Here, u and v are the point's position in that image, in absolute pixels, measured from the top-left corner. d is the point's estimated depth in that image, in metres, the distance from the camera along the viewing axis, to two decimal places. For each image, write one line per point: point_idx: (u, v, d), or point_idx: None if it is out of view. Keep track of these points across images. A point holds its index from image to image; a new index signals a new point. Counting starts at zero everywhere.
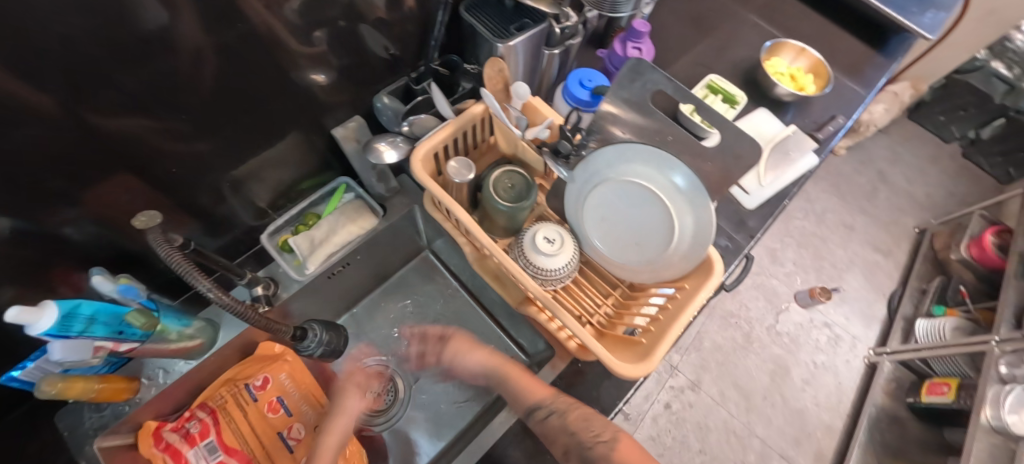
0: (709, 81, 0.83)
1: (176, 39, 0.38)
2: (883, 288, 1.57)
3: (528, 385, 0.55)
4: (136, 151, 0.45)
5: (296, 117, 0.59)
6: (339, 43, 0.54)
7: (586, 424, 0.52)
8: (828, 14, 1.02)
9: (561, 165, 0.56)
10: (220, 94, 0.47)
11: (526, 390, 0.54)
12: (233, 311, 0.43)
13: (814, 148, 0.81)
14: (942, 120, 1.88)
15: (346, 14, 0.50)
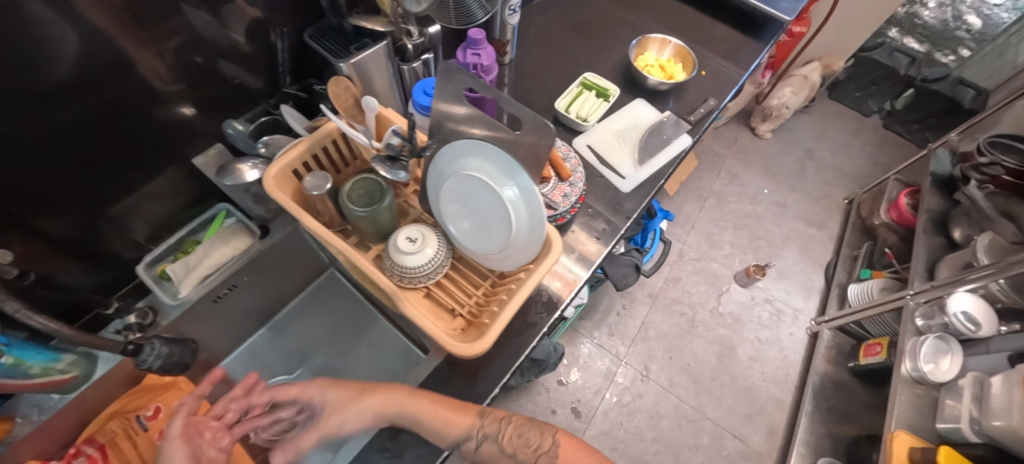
0: (583, 78, 0.88)
1: (49, 102, 0.45)
2: (819, 259, 1.63)
3: (451, 416, 0.54)
4: (16, 212, 0.50)
5: (168, 154, 0.63)
6: (199, 77, 0.59)
7: (524, 439, 0.56)
8: (703, 9, 1.10)
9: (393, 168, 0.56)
10: (94, 155, 0.53)
11: (452, 422, 0.54)
12: (52, 332, 0.45)
13: (686, 130, 0.87)
14: (859, 95, 1.99)
15: (197, 51, 0.56)
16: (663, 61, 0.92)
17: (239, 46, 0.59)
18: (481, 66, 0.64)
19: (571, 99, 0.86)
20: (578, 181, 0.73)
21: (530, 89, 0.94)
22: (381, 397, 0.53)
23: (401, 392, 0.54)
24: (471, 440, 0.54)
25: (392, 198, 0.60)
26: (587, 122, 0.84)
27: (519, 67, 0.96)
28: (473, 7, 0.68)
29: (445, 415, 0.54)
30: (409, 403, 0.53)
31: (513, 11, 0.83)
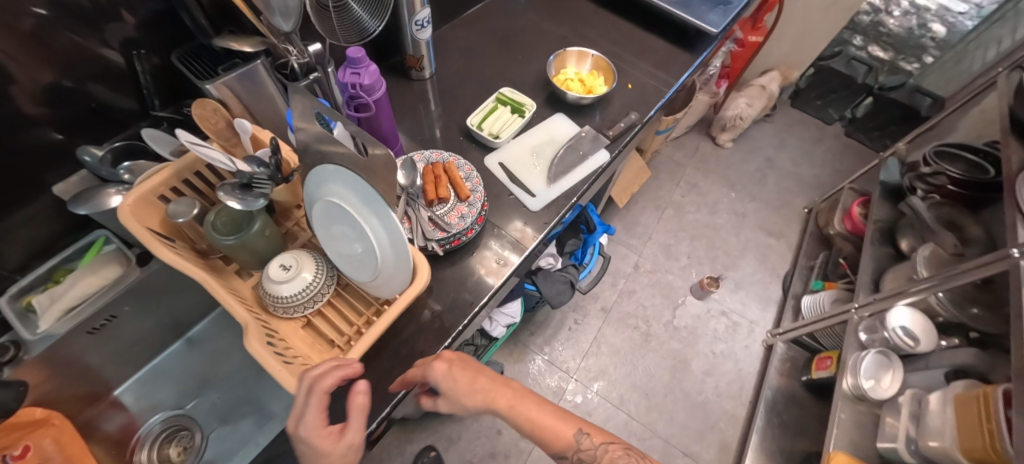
0: (499, 93, 0.86)
1: None
2: (777, 269, 1.61)
3: (556, 423, 0.60)
4: None
5: (44, 185, 0.58)
6: (78, 113, 0.57)
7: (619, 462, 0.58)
8: (636, 21, 1.10)
9: (244, 197, 0.50)
10: None
11: (554, 434, 0.59)
12: None
13: (605, 146, 0.85)
14: (820, 104, 1.99)
15: (62, 74, 0.53)
16: (583, 75, 0.90)
17: (118, 70, 0.58)
18: (362, 86, 0.62)
19: (484, 114, 0.84)
20: (477, 201, 0.71)
21: (450, 104, 0.92)
22: (498, 393, 0.58)
23: (514, 394, 0.59)
24: (569, 453, 0.58)
25: (262, 224, 0.58)
26: (499, 138, 0.82)
27: (442, 82, 0.95)
28: (362, 18, 0.67)
29: (548, 423, 0.60)
30: (522, 410, 0.59)
31: (422, 26, 0.82)
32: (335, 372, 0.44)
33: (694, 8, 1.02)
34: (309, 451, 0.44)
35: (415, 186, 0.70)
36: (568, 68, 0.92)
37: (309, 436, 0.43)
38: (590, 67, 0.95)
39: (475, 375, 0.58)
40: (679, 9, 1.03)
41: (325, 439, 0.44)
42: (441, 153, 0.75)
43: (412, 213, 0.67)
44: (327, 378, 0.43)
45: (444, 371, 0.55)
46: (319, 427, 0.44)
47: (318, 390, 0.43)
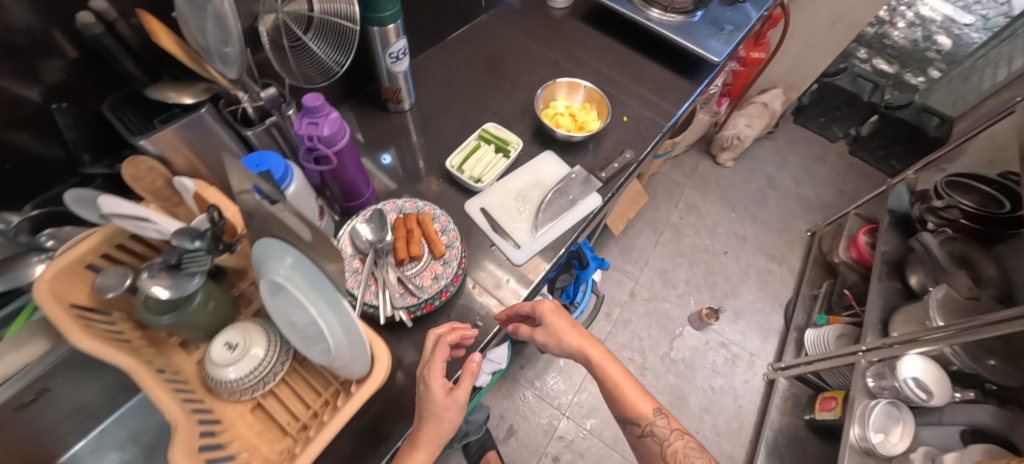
0: (483, 130, 0.79)
1: None
2: (779, 297, 1.55)
3: (638, 396, 0.59)
4: None
5: None
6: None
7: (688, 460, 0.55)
8: (633, 45, 1.03)
9: (171, 282, 0.44)
10: None
11: (631, 402, 0.59)
12: None
13: (597, 189, 0.78)
14: (823, 121, 1.94)
15: None
16: (574, 111, 0.83)
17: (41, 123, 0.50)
18: (320, 137, 0.55)
19: (466, 154, 0.77)
20: (453, 259, 0.64)
21: (430, 138, 0.85)
22: (593, 344, 0.60)
23: (609, 353, 0.59)
24: (639, 424, 0.58)
25: (203, 296, 0.52)
26: (480, 182, 0.75)
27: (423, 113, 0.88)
28: (322, 56, 0.60)
29: (630, 392, 0.59)
30: (612, 368, 0.59)
31: (399, 58, 0.74)
32: (454, 331, 0.57)
33: (695, 33, 0.95)
34: (427, 394, 0.51)
35: (385, 241, 0.63)
36: (558, 101, 0.85)
37: (428, 377, 0.51)
38: (582, 100, 0.88)
39: (576, 324, 0.63)
40: (679, 35, 0.95)
41: (438, 388, 0.51)
42: (416, 202, 0.68)
43: (378, 274, 0.61)
44: (450, 336, 0.55)
45: (554, 312, 0.62)
46: (439, 377, 0.51)
47: (446, 343, 0.55)
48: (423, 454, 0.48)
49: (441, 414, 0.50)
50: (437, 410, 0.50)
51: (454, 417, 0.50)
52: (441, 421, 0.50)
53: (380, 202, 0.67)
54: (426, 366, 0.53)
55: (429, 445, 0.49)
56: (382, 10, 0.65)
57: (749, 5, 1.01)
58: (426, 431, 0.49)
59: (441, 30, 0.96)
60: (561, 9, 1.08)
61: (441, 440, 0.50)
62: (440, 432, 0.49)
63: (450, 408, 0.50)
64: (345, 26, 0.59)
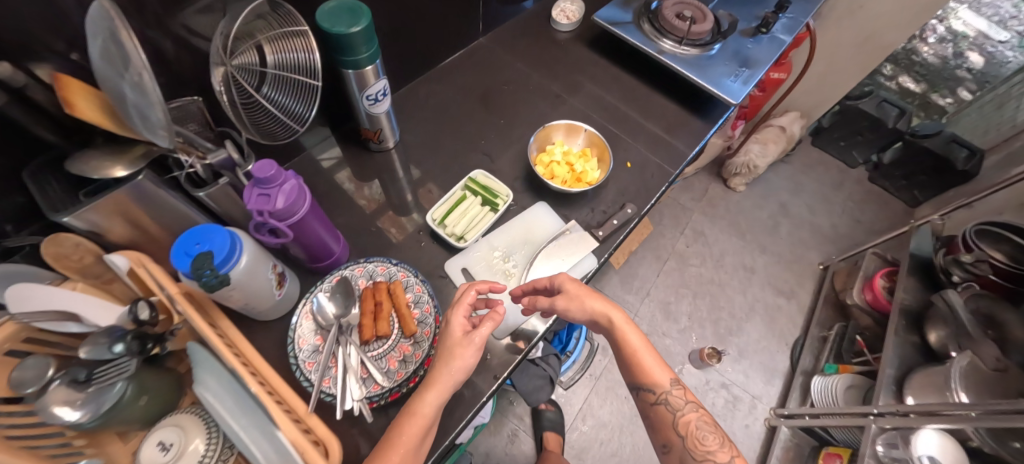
0: (469, 179, 0.72)
1: None
2: (785, 336, 1.47)
3: (654, 365, 0.60)
4: None
5: None
6: None
7: (700, 436, 0.57)
8: (642, 77, 0.94)
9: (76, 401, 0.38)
10: None
11: (646, 369, 0.60)
12: None
13: (591, 250, 0.70)
14: (843, 145, 1.84)
15: None
16: (572, 159, 0.75)
17: None
18: (273, 211, 0.48)
19: (448, 207, 0.70)
20: (425, 338, 0.57)
21: (414, 181, 0.78)
22: (616, 310, 0.59)
23: (630, 322, 0.59)
24: (653, 392, 0.59)
25: (135, 390, 0.45)
26: (463, 241, 0.67)
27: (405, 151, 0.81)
28: (281, 113, 0.51)
29: (647, 361, 0.60)
30: (632, 337, 0.59)
31: (378, 100, 0.67)
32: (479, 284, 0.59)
33: (711, 69, 0.86)
34: (448, 335, 0.53)
35: (351, 316, 0.57)
36: (555, 147, 0.77)
37: (452, 316, 0.53)
38: (583, 145, 0.80)
39: (597, 291, 0.61)
40: (693, 70, 0.87)
41: (458, 328, 0.53)
42: (389, 267, 0.61)
43: (339, 355, 0.54)
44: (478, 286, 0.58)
45: (571, 282, 0.61)
46: (461, 320, 0.54)
47: (471, 290, 0.57)
48: (436, 392, 0.48)
49: (457, 350, 0.50)
50: (453, 349, 0.51)
51: (468, 355, 0.50)
52: (456, 360, 0.50)
53: (349, 265, 0.60)
54: (450, 308, 0.56)
55: (441, 385, 0.48)
56: (358, 52, 0.58)
57: (771, 37, 0.93)
58: (440, 370, 0.49)
59: (433, 57, 0.89)
60: (566, 32, 1.00)
61: (453, 382, 0.49)
62: (453, 372, 0.49)
63: (465, 347, 0.50)
64: (302, 78, 0.51)
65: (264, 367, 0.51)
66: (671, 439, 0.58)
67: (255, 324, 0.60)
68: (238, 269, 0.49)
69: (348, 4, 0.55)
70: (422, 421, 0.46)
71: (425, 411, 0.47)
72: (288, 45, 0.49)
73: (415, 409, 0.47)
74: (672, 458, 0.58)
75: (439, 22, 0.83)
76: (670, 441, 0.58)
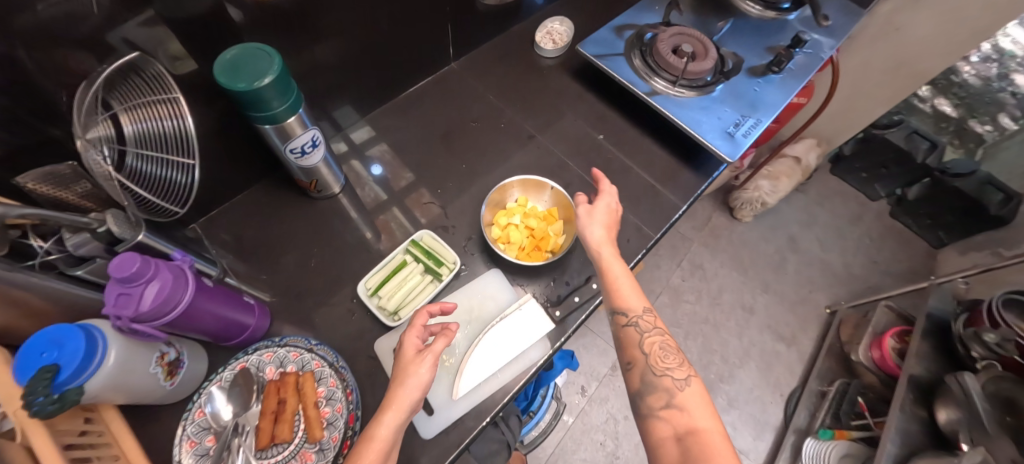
0: (412, 242, 0.63)
1: None
2: (780, 386, 1.38)
3: (629, 287, 0.57)
4: None
5: None
6: None
7: (662, 356, 0.53)
8: (630, 117, 0.84)
9: None
10: None
11: (619, 291, 0.56)
12: None
13: (547, 332, 0.62)
14: (864, 177, 1.69)
15: None
16: (532, 223, 0.67)
17: None
18: (135, 315, 0.40)
19: (385, 274, 0.61)
20: (331, 445, 0.49)
21: (359, 236, 0.71)
22: (609, 245, 0.59)
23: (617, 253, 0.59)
24: (624, 314, 0.56)
25: None
26: (396, 317, 0.59)
27: (379, 181, 0.76)
28: (149, 192, 0.40)
29: (623, 284, 0.57)
30: (611, 256, 0.58)
31: (306, 152, 0.58)
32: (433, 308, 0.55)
33: (708, 116, 0.75)
34: (401, 359, 0.51)
35: (249, 415, 0.49)
36: (516, 205, 0.69)
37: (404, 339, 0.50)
38: (547, 204, 0.72)
39: (613, 226, 0.62)
40: (688, 116, 0.75)
41: (410, 347, 0.51)
42: (303, 354, 0.53)
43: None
44: (431, 307, 0.56)
45: (610, 207, 0.63)
46: (413, 340, 0.52)
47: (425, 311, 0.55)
48: (393, 412, 0.46)
49: (410, 368, 0.49)
50: (406, 368, 0.49)
51: (422, 372, 0.49)
52: (409, 378, 0.48)
53: (257, 349, 0.53)
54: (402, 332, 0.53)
55: (400, 405, 0.46)
56: (272, 107, 0.49)
57: (783, 77, 0.81)
58: (396, 389, 0.48)
59: (392, 88, 0.80)
60: (551, 58, 0.89)
61: (411, 402, 0.47)
62: (410, 393, 0.47)
63: (417, 364, 0.49)
64: (168, 155, 0.41)
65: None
66: (635, 358, 0.54)
67: (154, 411, 0.53)
68: (102, 371, 0.42)
69: (252, 51, 0.46)
70: (380, 447, 0.43)
71: (383, 435, 0.44)
72: (154, 111, 0.39)
73: (373, 433, 0.44)
74: (634, 377, 0.53)
75: (398, 50, 0.74)
76: (633, 360, 0.54)
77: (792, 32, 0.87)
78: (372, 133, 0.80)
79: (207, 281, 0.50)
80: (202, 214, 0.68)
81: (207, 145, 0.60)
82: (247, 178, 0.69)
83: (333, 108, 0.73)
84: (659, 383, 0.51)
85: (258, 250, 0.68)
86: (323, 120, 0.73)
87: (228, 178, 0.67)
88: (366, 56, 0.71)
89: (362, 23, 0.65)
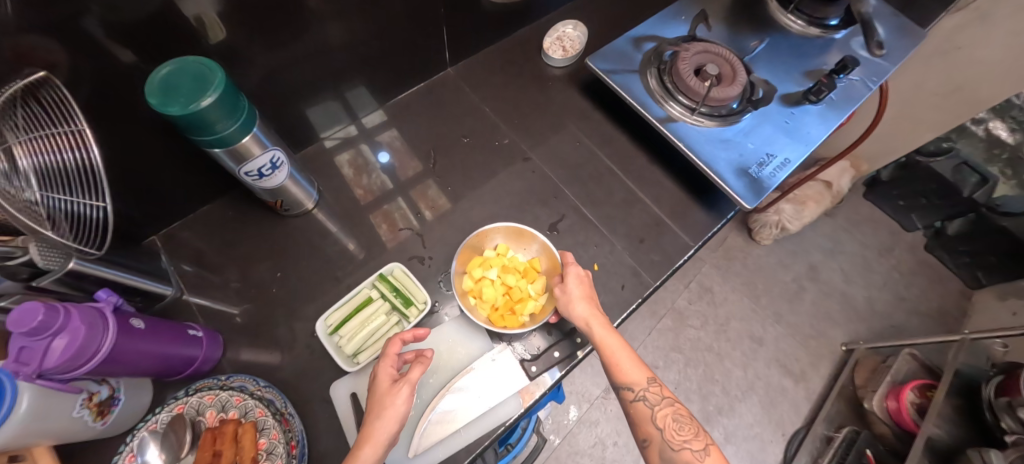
0: (380, 277, 0.61)
1: None
2: (783, 425, 1.30)
3: (627, 361, 0.51)
4: None
5: None
6: None
7: (676, 427, 0.47)
8: (640, 142, 0.76)
9: None
10: None
11: (618, 367, 0.51)
12: None
13: (519, 388, 0.56)
14: (901, 205, 1.55)
15: None
16: (510, 281, 0.60)
17: None
18: (44, 368, 0.36)
19: (348, 312, 0.59)
20: None
21: (330, 260, 0.65)
22: (598, 319, 0.53)
23: (608, 324, 0.53)
24: (629, 389, 0.50)
25: None
26: (357, 359, 0.57)
27: (386, 170, 0.73)
28: (72, 227, 0.38)
29: (620, 360, 0.51)
30: (603, 331, 0.52)
31: (265, 174, 0.54)
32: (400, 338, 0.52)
33: (726, 150, 0.66)
34: (374, 392, 0.47)
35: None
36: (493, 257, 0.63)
37: (377, 368, 0.48)
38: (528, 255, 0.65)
39: (593, 296, 0.55)
40: (705, 148, 0.66)
41: (384, 377, 0.48)
42: (246, 399, 0.50)
43: None
44: (404, 333, 0.52)
45: (581, 276, 0.56)
46: (388, 369, 0.49)
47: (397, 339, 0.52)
48: (372, 447, 0.43)
49: (386, 400, 0.46)
50: (382, 399, 0.46)
51: (400, 403, 0.45)
52: (386, 410, 0.45)
53: (197, 390, 0.50)
54: (376, 361, 0.50)
55: (376, 439, 0.44)
56: (218, 129, 0.42)
57: (822, 108, 0.70)
58: (372, 424, 0.45)
59: (381, 97, 0.75)
60: (558, 68, 0.82)
61: (389, 435, 0.44)
62: (388, 426, 0.44)
63: (394, 395, 0.46)
64: (77, 196, 0.38)
65: None
66: (649, 433, 0.48)
67: (86, 445, 0.50)
68: (14, 419, 0.36)
69: (187, 67, 0.39)
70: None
71: None
72: (56, 145, 0.36)
73: None
74: (653, 455, 0.48)
75: (386, 55, 0.68)
76: (649, 437, 0.48)
77: (836, 57, 0.76)
78: (385, 117, 0.77)
79: (141, 319, 0.46)
80: (164, 224, 0.63)
81: (169, 159, 0.55)
82: (214, 188, 0.65)
83: (312, 115, 0.68)
84: (681, 460, 0.46)
85: (220, 266, 0.64)
86: (300, 127, 0.68)
87: (193, 190, 0.62)
88: (349, 64, 0.65)
89: (342, 30, 0.58)
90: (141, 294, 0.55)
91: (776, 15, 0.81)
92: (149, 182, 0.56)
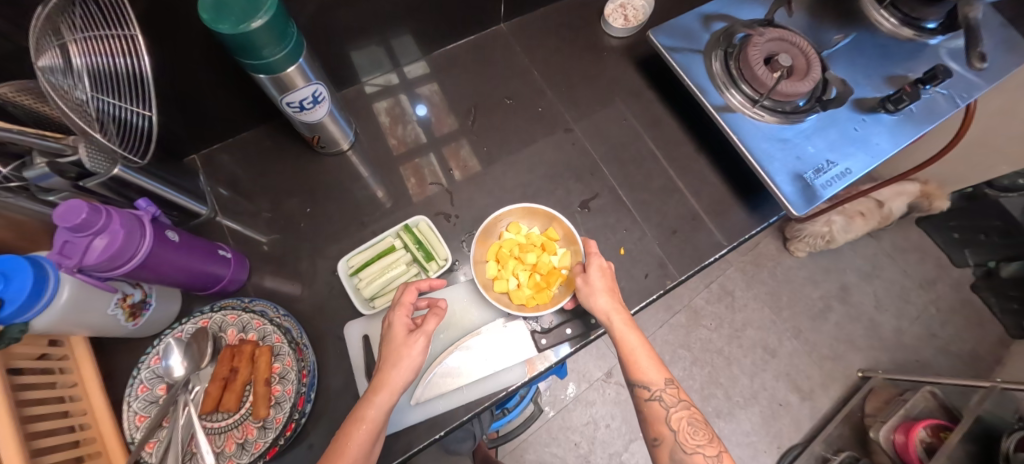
0: (405, 227, 0.61)
1: None
2: (780, 438, 1.28)
3: (646, 360, 0.50)
4: None
5: None
6: None
7: (690, 431, 0.47)
8: (689, 129, 0.72)
9: None
10: None
11: (637, 365, 0.50)
12: None
13: (526, 358, 0.56)
14: (956, 238, 1.44)
15: None
16: (531, 260, 0.58)
17: None
18: (82, 264, 0.37)
19: (371, 258, 0.60)
20: (274, 426, 0.48)
21: (359, 205, 0.66)
22: (620, 313, 0.51)
23: (630, 320, 0.51)
24: (646, 388, 0.50)
25: None
26: (374, 304, 0.58)
27: (423, 122, 0.71)
28: (117, 134, 0.38)
29: (640, 360, 0.50)
30: (622, 325, 0.51)
31: (306, 107, 0.53)
32: (413, 288, 0.52)
33: (784, 151, 0.62)
34: (388, 338, 0.49)
35: (202, 376, 0.50)
36: (506, 240, 0.60)
37: (393, 317, 0.49)
38: (542, 227, 0.63)
39: (614, 288, 0.54)
40: (760, 145, 0.62)
41: (400, 327, 0.49)
42: (265, 324, 0.52)
43: (171, 417, 0.47)
44: (419, 284, 0.53)
45: (603, 268, 0.54)
46: (404, 318, 0.49)
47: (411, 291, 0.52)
48: (385, 394, 0.44)
49: (401, 349, 0.47)
50: (398, 348, 0.47)
51: (414, 355, 0.46)
52: (403, 359, 0.46)
53: (222, 308, 0.53)
54: (391, 309, 0.51)
55: (391, 385, 0.45)
56: (265, 53, 0.42)
57: (897, 119, 0.64)
58: (386, 369, 0.46)
59: (428, 46, 0.73)
60: (617, 39, 0.77)
61: (404, 381, 0.46)
62: (403, 375, 0.45)
63: (411, 345, 0.47)
64: (126, 103, 0.39)
65: (94, 389, 0.47)
66: (661, 434, 0.48)
67: (119, 340, 0.53)
68: (53, 306, 0.39)
69: None
70: (369, 427, 0.42)
71: (372, 416, 0.43)
72: (110, 49, 0.36)
73: (363, 414, 0.43)
74: (662, 456, 0.47)
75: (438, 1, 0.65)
76: (661, 438, 0.48)
77: (926, 66, 0.69)
78: (429, 69, 0.74)
79: (176, 233, 0.47)
80: (204, 146, 0.65)
81: (212, 79, 0.55)
82: (253, 116, 0.65)
83: (358, 56, 0.66)
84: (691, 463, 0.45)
85: (253, 194, 0.65)
86: (345, 66, 0.66)
87: (234, 114, 0.62)
88: (401, 7, 0.62)
89: None
90: (177, 210, 0.57)
91: (868, 9, 0.73)
92: (194, 100, 0.56)
